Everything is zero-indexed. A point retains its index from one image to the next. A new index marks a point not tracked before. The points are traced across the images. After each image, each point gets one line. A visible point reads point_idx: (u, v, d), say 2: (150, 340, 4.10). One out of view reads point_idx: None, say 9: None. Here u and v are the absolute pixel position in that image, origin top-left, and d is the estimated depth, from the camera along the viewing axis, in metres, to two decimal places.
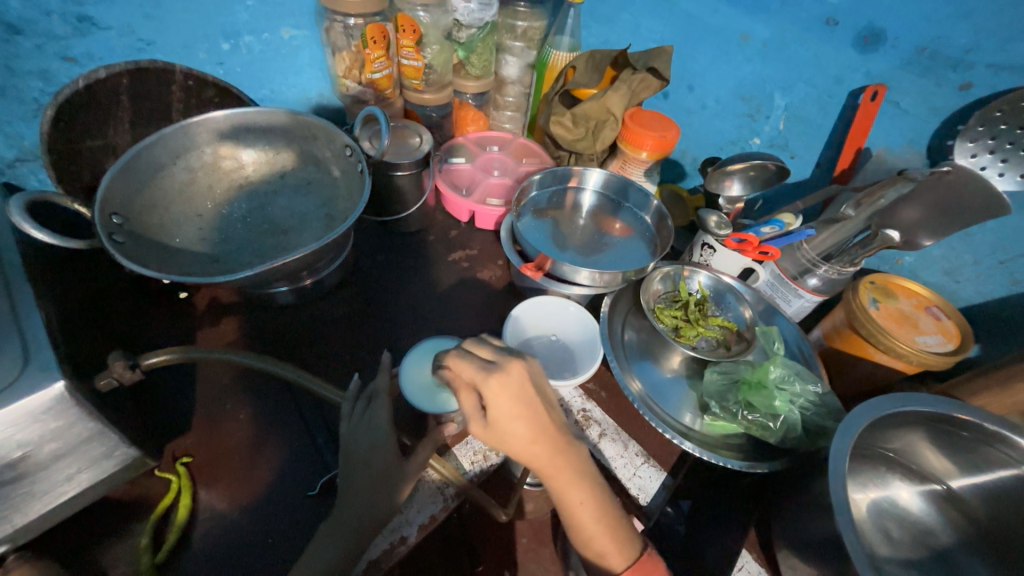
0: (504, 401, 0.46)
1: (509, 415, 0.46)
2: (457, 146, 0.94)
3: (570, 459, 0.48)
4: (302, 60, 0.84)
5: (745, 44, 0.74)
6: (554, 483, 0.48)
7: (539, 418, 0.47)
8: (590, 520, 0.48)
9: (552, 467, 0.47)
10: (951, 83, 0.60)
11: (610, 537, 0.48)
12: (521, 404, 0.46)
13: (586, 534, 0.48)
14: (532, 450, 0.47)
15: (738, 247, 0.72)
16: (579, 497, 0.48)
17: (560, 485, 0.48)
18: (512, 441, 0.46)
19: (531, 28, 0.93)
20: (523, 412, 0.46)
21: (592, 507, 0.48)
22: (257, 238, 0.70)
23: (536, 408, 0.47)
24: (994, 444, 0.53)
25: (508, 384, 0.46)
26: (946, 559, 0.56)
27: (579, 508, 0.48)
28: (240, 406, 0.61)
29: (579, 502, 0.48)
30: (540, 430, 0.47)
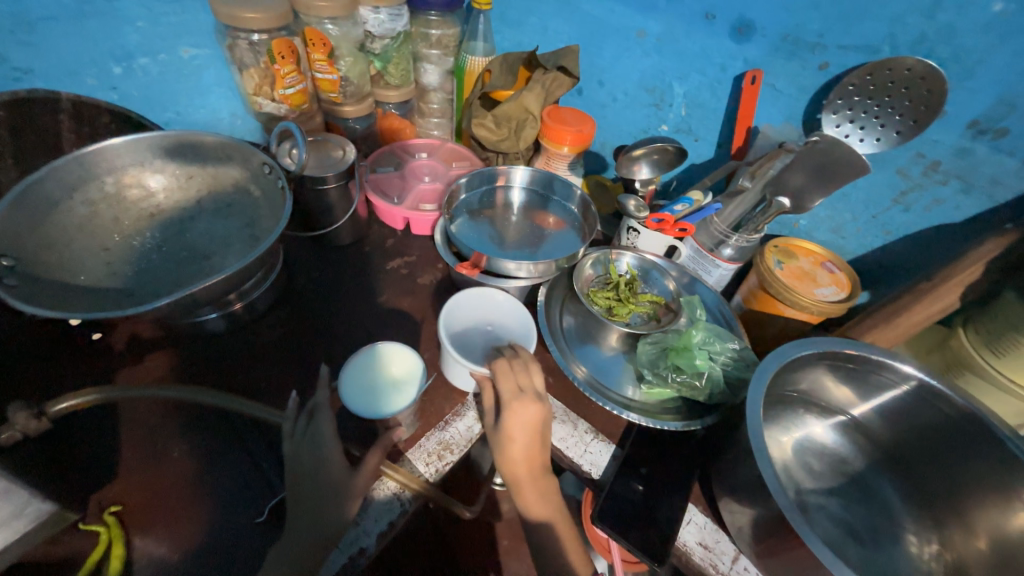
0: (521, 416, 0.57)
1: (518, 431, 0.56)
2: (384, 155, 0.94)
3: (547, 485, 0.57)
4: (207, 80, 0.81)
5: (641, 40, 0.80)
6: (526, 501, 0.56)
7: (535, 445, 0.57)
8: (553, 538, 0.56)
9: (535, 484, 0.56)
10: (812, 64, 0.68)
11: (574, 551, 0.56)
12: (530, 428, 0.57)
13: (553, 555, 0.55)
14: (520, 471, 0.56)
15: (658, 227, 0.79)
16: (548, 516, 0.56)
17: (528, 500, 0.56)
18: (508, 455, 0.56)
19: (445, 36, 0.94)
20: (526, 433, 0.56)
21: (559, 527, 0.56)
22: (176, 266, 0.67)
23: (538, 434, 0.57)
24: (881, 372, 0.61)
25: (528, 409, 0.57)
26: (860, 481, 0.63)
27: (545, 525, 0.56)
28: (173, 444, 0.58)
29: (547, 523, 0.56)
30: (535, 454, 0.57)
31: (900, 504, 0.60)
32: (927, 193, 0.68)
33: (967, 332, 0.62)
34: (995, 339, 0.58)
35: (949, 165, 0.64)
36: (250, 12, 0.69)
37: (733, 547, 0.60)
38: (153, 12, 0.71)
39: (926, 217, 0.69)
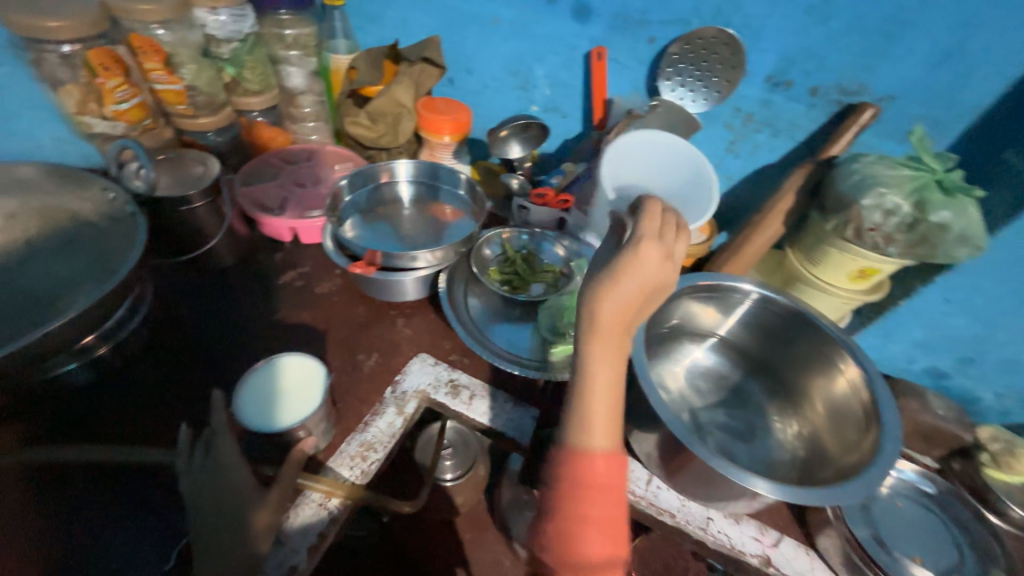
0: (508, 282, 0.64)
1: (636, 275, 0.45)
2: (258, 166, 0.88)
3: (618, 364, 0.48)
4: (15, 104, 0.75)
5: (497, 26, 0.83)
6: (592, 351, 0.47)
7: (640, 304, 0.47)
8: (602, 402, 0.48)
9: (614, 338, 0.47)
10: (642, 38, 0.77)
11: (610, 428, 0.48)
12: (643, 283, 0.46)
13: (591, 420, 0.47)
14: (611, 321, 0.46)
15: (543, 203, 0.85)
16: (607, 381, 0.48)
17: (598, 349, 0.47)
18: (610, 294, 0.45)
19: (302, 35, 0.89)
20: (638, 284, 0.46)
21: (606, 403, 0.48)
22: (11, 317, 0.58)
23: (655, 297, 0.48)
24: (733, 294, 0.72)
25: (656, 254, 0.46)
26: (737, 389, 0.74)
27: (599, 385, 0.47)
28: (48, 512, 0.52)
29: (603, 382, 0.48)
30: (629, 315, 0.47)
31: (767, 399, 0.73)
32: (750, 140, 0.79)
33: (793, 251, 0.75)
34: (810, 252, 0.71)
35: (761, 115, 0.76)
36: (51, 20, 0.61)
37: (647, 472, 0.67)
38: None
39: (754, 162, 0.82)
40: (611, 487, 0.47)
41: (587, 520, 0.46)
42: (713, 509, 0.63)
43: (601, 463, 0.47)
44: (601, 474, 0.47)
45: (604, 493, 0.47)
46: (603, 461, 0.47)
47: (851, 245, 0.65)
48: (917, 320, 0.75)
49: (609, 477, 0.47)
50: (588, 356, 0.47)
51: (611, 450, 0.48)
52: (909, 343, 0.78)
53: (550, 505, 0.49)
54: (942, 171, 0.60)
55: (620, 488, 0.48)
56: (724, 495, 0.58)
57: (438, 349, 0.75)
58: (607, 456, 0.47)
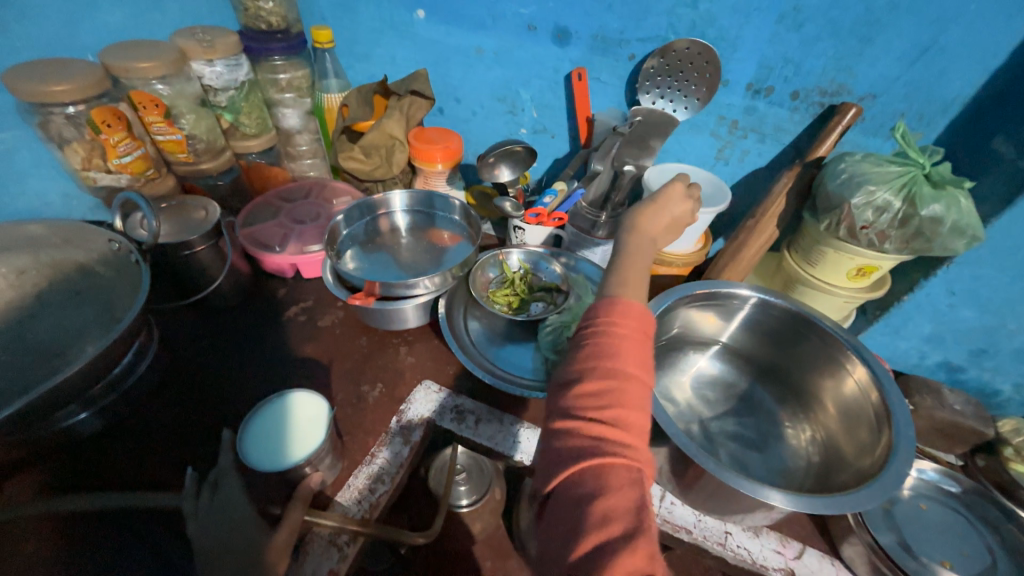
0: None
1: (675, 200, 0.59)
2: (257, 206, 0.91)
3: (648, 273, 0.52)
4: (23, 164, 0.77)
5: (481, 56, 0.86)
6: (632, 236, 0.54)
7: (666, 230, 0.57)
8: (637, 272, 0.50)
9: (649, 238, 0.55)
10: (622, 57, 0.78)
11: (642, 291, 0.49)
12: (678, 211, 0.58)
13: (630, 278, 0.49)
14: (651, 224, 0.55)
15: (537, 221, 0.85)
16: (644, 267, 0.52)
17: (639, 237, 0.54)
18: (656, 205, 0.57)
19: (295, 77, 0.92)
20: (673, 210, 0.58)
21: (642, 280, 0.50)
22: (21, 371, 0.60)
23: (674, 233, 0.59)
24: (732, 300, 0.71)
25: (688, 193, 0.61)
26: (745, 396, 0.73)
27: (639, 264, 0.51)
28: (62, 564, 0.51)
29: (640, 264, 0.52)
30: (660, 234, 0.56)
31: (777, 405, 0.72)
32: (737, 147, 0.81)
33: (791, 253, 0.75)
34: (806, 254, 0.71)
35: (745, 122, 0.77)
36: (54, 85, 0.65)
37: (659, 487, 0.65)
38: None
39: (742, 168, 0.83)
40: (646, 333, 0.44)
41: (624, 350, 0.42)
42: (730, 523, 0.62)
43: (636, 305, 0.46)
44: (636, 318, 0.45)
45: (640, 335, 0.44)
46: (637, 305, 0.46)
47: (847, 245, 0.65)
48: (924, 314, 0.73)
49: (645, 323, 0.45)
50: (626, 239, 0.54)
51: (645, 304, 0.47)
52: (918, 338, 0.77)
53: (576, 346, 0.45)
54: (930, 165, 0.60)
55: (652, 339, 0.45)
56: (740, 508, 0.57)
57: (441, 375, 0.76)
58: (641, 304, 0.46)
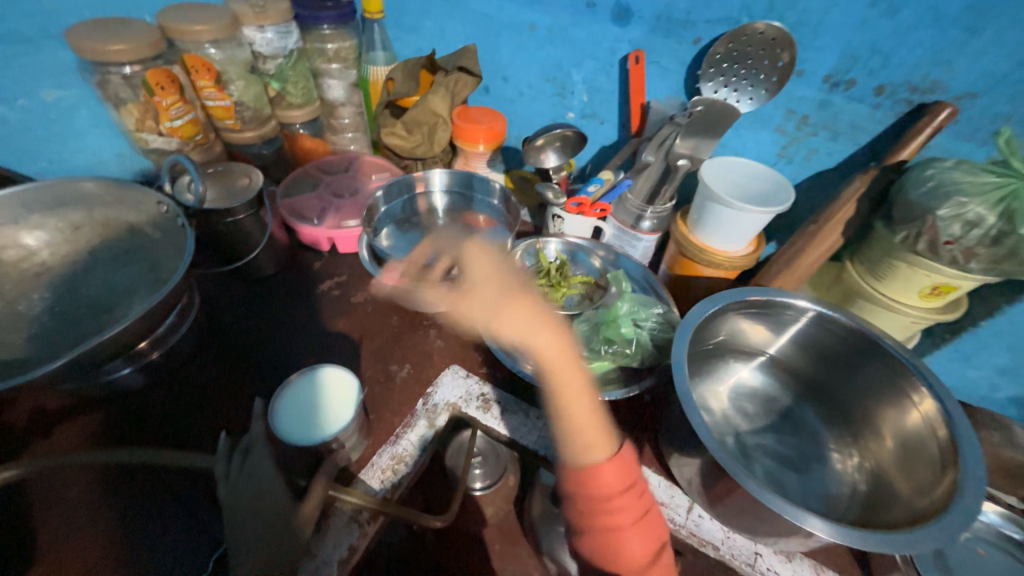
0: (493, 266, 0.73)
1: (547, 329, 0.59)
2: (299, 177, 0.91)
3: (587, 381, 0.56)
4: (80, 121, 0.79)
5: (534, 33, 0.82)
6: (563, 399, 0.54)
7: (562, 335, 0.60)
8: (581, 408, 0.53)
9: (578, 384, 0.55)
10: (686, 40, 0.73)
11: (604, 434, 0.50)
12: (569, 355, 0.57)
13: (580, 431, 0.50)
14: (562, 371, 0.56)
15: (579, 211, 0.81)
16: (580, 387, 0.55)
17: (577, 407, 0.53)
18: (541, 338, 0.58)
19: (343, 48, 0.91)
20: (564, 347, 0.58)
21: (596, 418, 0.52)
22: (72, 324, 0.62)
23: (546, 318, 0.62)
24: (785, 310, 0.67)
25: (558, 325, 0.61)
26: (788, 414, 0.69)
27: (572, 395, 0.54)
28: (102, 513, 0.54)
29: (582, 409, 0.53)
30: (567, 353, 0.57)
31: (823, 426, 0.67)
32: (803, 145, 0.74)
33: (853, 264, 0.69)
34: (873, 266, 0.66)
35: (816, 117, 0.71)
36: (114, 44, 0.65)
37: (687, 498, 0.63)
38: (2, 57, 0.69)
39: (807, 167, 0.76)
40: (629, 488, 0.47)
41: (625, 526, 0.46)
42: (761, 544, 0.59)
43: (609, 469, 0.47)
44: (617, 482, 0.47)
45: (624, 491, 0.47)
46: (610, 470, 0.47)
47: (924, 261, 0.58)
48: (1000, 342, 0.68)
49: (626, 478, 0.47)
50: (570, 413, 0.53)
51: (621, 453, 0.48)
52: (990, 368, 0.72)
53: (577, 527, 0.48)
54: None
55: (635, 479, 0.48)
56: (776, 531, 0.54)
57: (469, 361, 0.74)
58: (613, 465, 0.47)
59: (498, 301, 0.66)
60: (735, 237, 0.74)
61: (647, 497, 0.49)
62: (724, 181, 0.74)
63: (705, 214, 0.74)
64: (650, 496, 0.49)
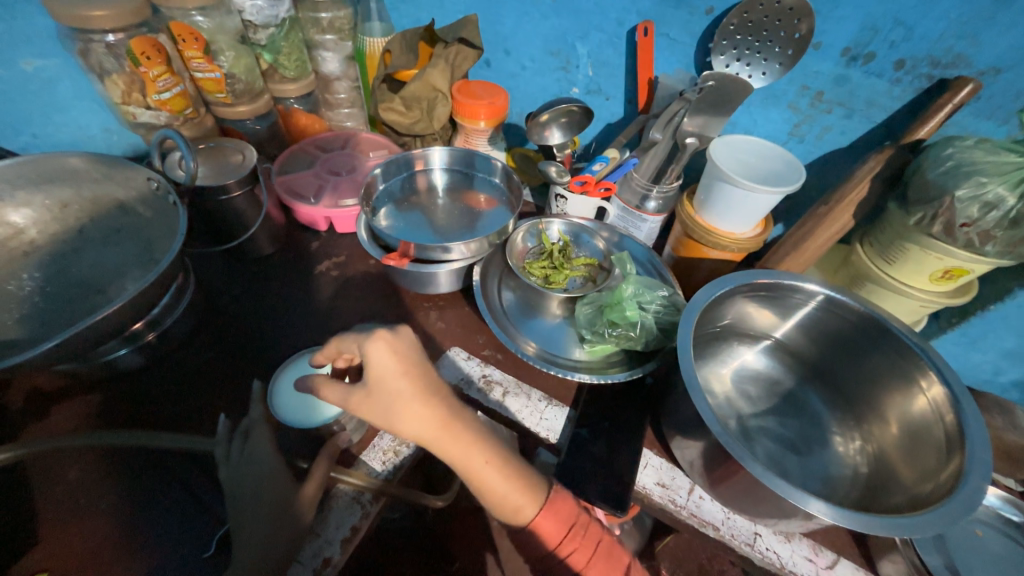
0: (386, 360, 0.48)
1: (393, 374, 0.48)
2: (294, 154, 0.88)
3: (462, 424, 0.51)
4: (64, 94, 0.75)
5: (538, 2, 0.78)
6: (453, 457, 0.50)
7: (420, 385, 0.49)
8: (495, 475, 0.51)
9: (462, 448, 0.50)
10: (699, 9, 0.69)
11: (525, 492, 0.51)
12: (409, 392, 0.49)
13: (497, 493, 0.51)
14: (432, 428, 0.49)
15: (583, 190, 0.79)
16: (483, 456, 0.51)
17: (463, 458, 0.50)
18: (404, 412, 0.48)
19: (337, 18, 0.87)
20: (401, 373, 0.49)
21: (492, 466, 0.51)
22: (64, 305, 0.61)
23: (413, 384, 0.49)
24: (794, 293, 0.66)
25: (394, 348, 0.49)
26: (791, 397, 0.68)
27: (485, 467, 0.51)
28: (102, 494, 0.54)
29: (487, 464, 0.51)
30: (430, 410, 0.49)
31: (826, 410, 0.67)
32: (816, 123, 0.72)
33: (863, 247, 0.68)
34: (884, 249, 0.64)
35: (831, 94, 0.69)
36: (94, 10, 0.62)
37: (688, 480, 0.63)
38: None
39: (818, 146, 0.74)
40: (570, 527, 0.52)
41: (584, 566, 0.51)
42: (760, 525, 0.59)
43: (545, 522, 0.51)
44: (558, 527, 0.51)
45: (568, 535, 0.52)
46: (545, 521, 0.51)
47: (937, 243, 0.57)
48: (1009, 328, 0.67)
49: (562, 524, 0.52)
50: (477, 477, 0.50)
51: (546, 500, 0.52)
52: (995, 353, 0.72)
53: None
54: None
55: (574, 517, 0.53)
56: (777, 513, 0.54)
57: (470, 343, 0.74)
58: (545, 516, 0.51)
59: (401, 399, 0.48)
60: (743, 218, 0.72)
61: (595, 527, 0.54)
62: (734, 157, 0.72)
63: (712, 194, 0.72)
64: (596, 523, 0.54)
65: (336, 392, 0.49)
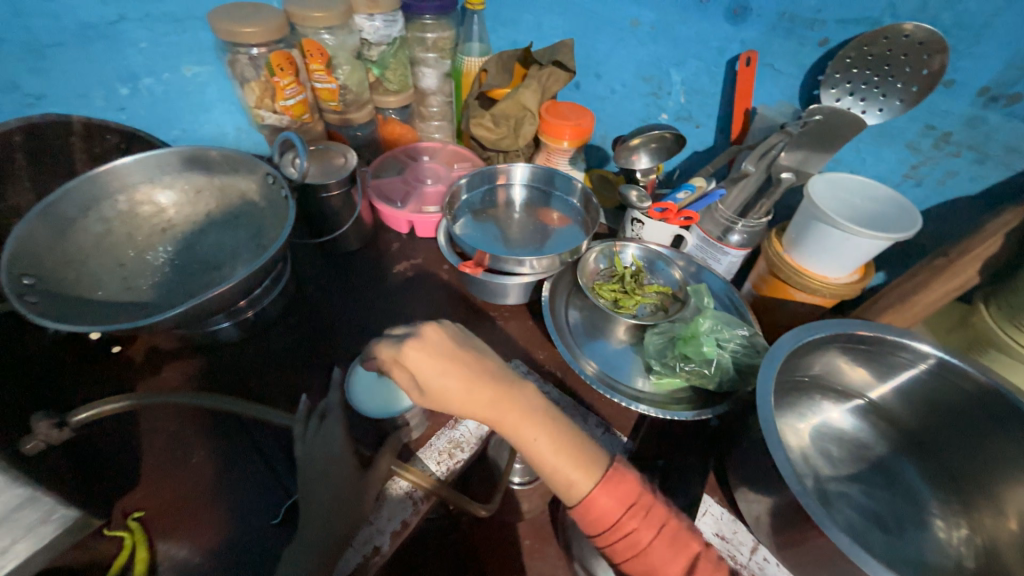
0: (426, 362, 0.48)
1: (433, 371, 0.48)
2: (386, 161, 0.94)
3: (512, 398, 0.50)
4: (210, 96, 0.86)
5: (636, 29, 0.79)
6: (507, 428, 0.49)
7: (466, 367, 0.49)
8: (547, 449, 0.49)
9: (511, 416, 0.49)
10: (811, 41, 0.68)
11: (581, 466, 0.48)
12: (442, 362, 0.49)
13: (550, 469, 0.48)
14: (474, 401, 0.49)
15: (662, 217, 0.77)
16: (535, 430, 0.49)
17: (517, 428, 0.49)
18: (452, 397, 0.48)
19: (441, 38, 0.93)
20: (442, 364, 0.49)
21: (547, 439, 0.49)
22: (187, 277, 0.69)
23: (454, 368, 0.49)
24: (898, 351, 0.59)
25: (424, 346, 0.49)
26: (882, 466, 0.61)
27: (537, 443, 0.49)
28: (193, 449, 0.60)
29: (541, 437, 0.49)
30: (473, 386, 0.49)
31: (925, 487, 0.59)
32: (937, 166, 0.68)
33: (988, 308, 0.60)
34: (1015, 312, 0.57)
35: (960, 136, 0.64)
36: (247, 27, 0.71)
37: (751, 537, 0.58)
38: (155, 33, 0.76)
39: (938, 191, 0.70)
40: (629, 504, 0.48)
41: (645, 547, 0.47)
42: None
43: (601, 497, 0.48)
44: (615, 504, 0.48)
45: (626, 514, 0.47)
46: (601, 495, 0.48)
47: None
48: None
49: (620, 502, 0.48)
50: (530, 448, 0.49)
51: (604, 474, 0.49)
52: None
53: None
54: None
55: (634, 497, 0.48)
56: None
57: (532, 358, 0.74)
58: (604, 492, 0.48)
59: (451, 393, 0.48)
60: (840, 262, 0.67)
61: (659, 509, 0.49)
62: (829, 194, 0.67)
63: (806, 234, 0.67)
64: (660, 505, 0.49)
65: (403, 376, 0.50)
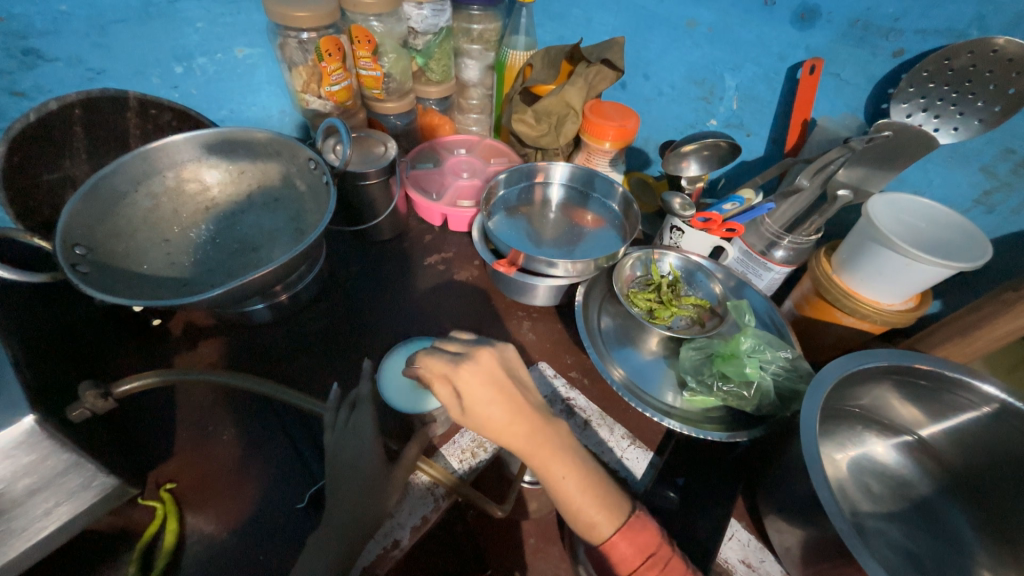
0: (477, 386, 0.48)
1: (484, 399, 0.48)
2: (424, 152, 0.94)
3: (548, 434, 0.49)
4: (259, 78, 0.88)
5: (691, 30, 0.76)
6: (535, 464, 0.48)
7: (513, 401, 0.49)
8: (575, 491, 0.48)
9: (543, 453, 0.48)
10: (885, 51, 0.64)
11: (604, 509, 0.48)
12: (493, 389, 0.48)
13: (574, 507, 0.48)
14: (509, 434, 0.48)
15: (704, 227, 0.74)
16: (563, 470, 0.48)
17: (548, 465, 0.48)
18: (492, 428, 0.48)
19: (487, 30, 0.92)
20: (494, 395, 0.48)
21: (575, 480, 0.48)
22: (227, 258, 0.70)
23: (502, 402, 0.48)
24: (957, 391, 0.56)
25: (478, 369, 0.49)
26: (925, 506, 0.58)
27: (564, 481, 0.48)
28: (224, 427, 0.61)
29: (570, 479, 0.48)
30: (516, 420, 0.48)
31: (972, 534, 0.56)
32: (1013, 194, 0.65)
33: None
34: None
35: None
36: (300, 11, 0.72)
37: (779, 568, 0.55)
38: (212, 14, 0.77)
39: (1010, 220, 0.67)
40: (648, 557, 0.47)
41: None
42: None
43: (620, 544, 0.47)
44: (634, 553, 0.47)
45: (644, 565, 0.47)
46: (621, 542, 0.47)
47: None
48: None
49: (639, 551, 0.47)
50: (557, 486, 0.48)
51: (630, 516, 0.49)
52: None
53: None
54: None
55: (654, 548, 0.48)
56: None
57: (559, 362, 0.73)
58: (624, 538, 0.47)
59: (493, 423, 0.48)
60: (895, 287, 0.63)
61: (677, 564, 0.48)
62: (890, 215, 0.64)
63: (860, 255, 0.64)
64: (678, 559, 0.48)
65: (446, 394, 0.49)
